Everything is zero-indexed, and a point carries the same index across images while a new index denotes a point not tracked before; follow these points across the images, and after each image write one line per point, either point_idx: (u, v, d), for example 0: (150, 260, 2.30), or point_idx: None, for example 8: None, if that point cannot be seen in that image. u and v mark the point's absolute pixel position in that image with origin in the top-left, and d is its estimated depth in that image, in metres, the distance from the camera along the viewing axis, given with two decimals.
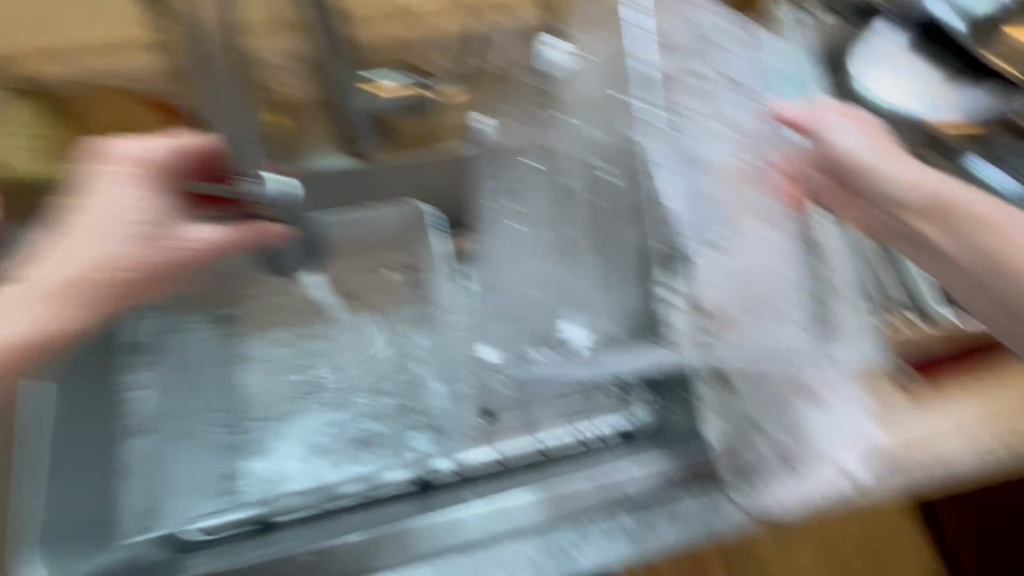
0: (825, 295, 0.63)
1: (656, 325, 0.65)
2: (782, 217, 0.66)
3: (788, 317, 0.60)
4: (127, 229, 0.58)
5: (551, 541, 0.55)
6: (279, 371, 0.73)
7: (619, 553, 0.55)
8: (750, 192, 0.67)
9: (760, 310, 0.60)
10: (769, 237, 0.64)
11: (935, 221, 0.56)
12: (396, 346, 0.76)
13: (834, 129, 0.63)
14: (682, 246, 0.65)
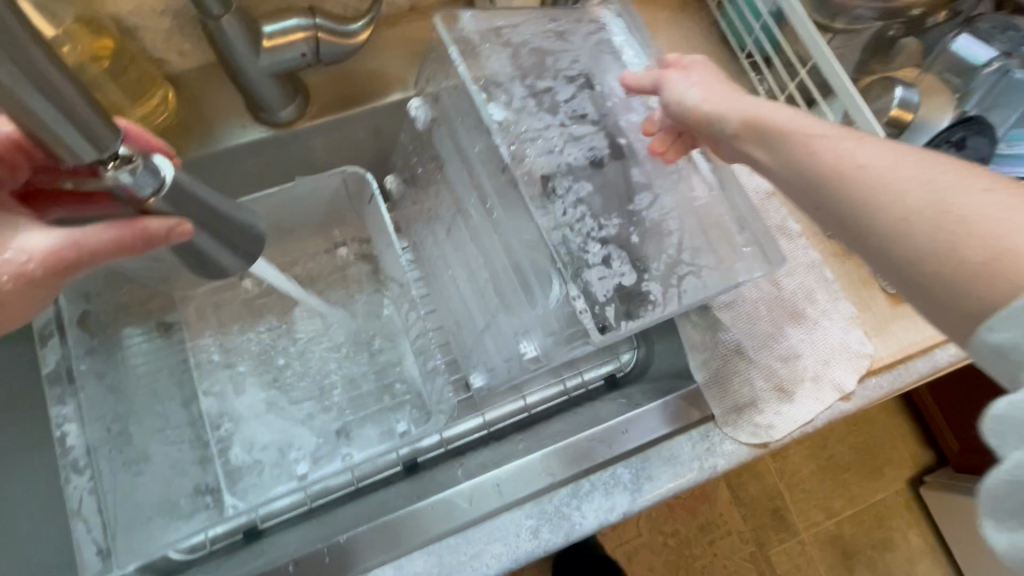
0: (730, 242, 0.49)
1: (549, 340, 0.49)
2: (657, 182, 0.52)
3: (695, 256, 0.49)
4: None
5: (545, 505, 0.50)
6: (241, 372, 0.67)
7: (620, 505, 0.50)
8: (617, 165, 0.52)
9: (658, 271, 0.49)
10: (647, 199, 0.51)
11: (780, 146, 0.38)
12: (358, 332, 0.70)
13: (681, 83, 0.46)
14: (584, 250, 0.49)
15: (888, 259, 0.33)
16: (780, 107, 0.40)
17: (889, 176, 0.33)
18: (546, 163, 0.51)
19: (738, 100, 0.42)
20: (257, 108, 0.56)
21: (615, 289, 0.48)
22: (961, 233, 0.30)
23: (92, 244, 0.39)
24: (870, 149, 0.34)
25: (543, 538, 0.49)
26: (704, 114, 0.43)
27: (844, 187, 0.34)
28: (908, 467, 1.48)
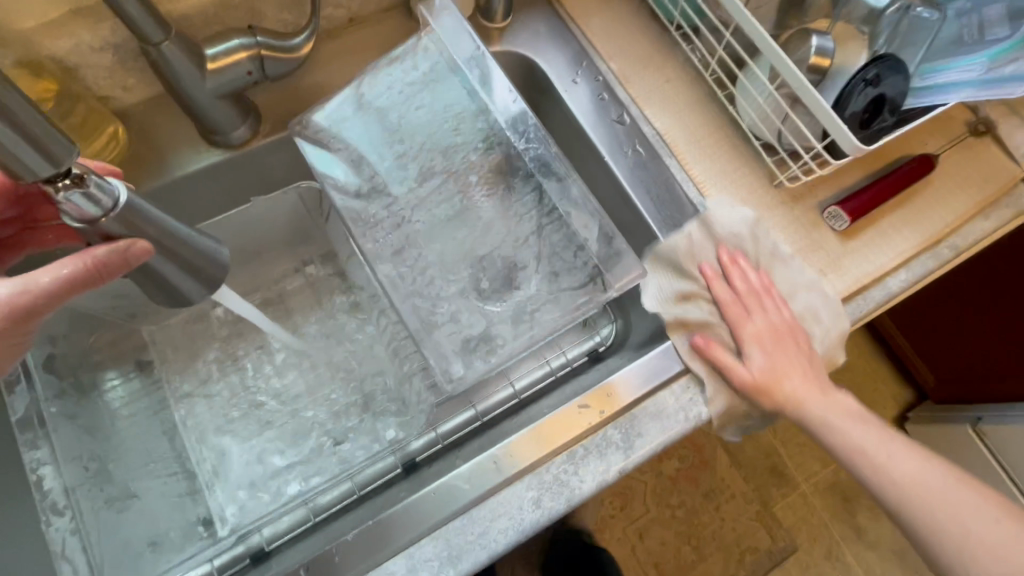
0: (585, 263, 0.57)
1: (438, 366, 0.55)
2: (514, 222, 0.60)
3: (556, 279, 0.58)
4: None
5: (544, 476, 0.51)
6: (226, 402, 0.67)
7: (615, 465, 0.52)
8: (466, 204, 0.61)
9: (515, 304, 0.57)
10: (503, 240, 0.60)
11: (853, 460, 0.53)
12: (339, 346, 0.71)
13: (765, 335, 0.54)
14: (435, 309, 0.57)
15: (931, 538, 0.50)
16: (835, 394, 0.55)
17: (920, 484, 0.51)
18: (396, 237, 0.59)
19: (799, 380, 0.54)
20: (208, 131, 0.56)
21: (462, 340, 0.56)
22: (979, 542, 0.49)
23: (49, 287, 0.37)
24: (899, 454, 0.52)
25: (546, 507, 0.50)
26: (791, 393, 0.53)
27: (896, 488, 0.51)
28: (891, 408, 1.53)
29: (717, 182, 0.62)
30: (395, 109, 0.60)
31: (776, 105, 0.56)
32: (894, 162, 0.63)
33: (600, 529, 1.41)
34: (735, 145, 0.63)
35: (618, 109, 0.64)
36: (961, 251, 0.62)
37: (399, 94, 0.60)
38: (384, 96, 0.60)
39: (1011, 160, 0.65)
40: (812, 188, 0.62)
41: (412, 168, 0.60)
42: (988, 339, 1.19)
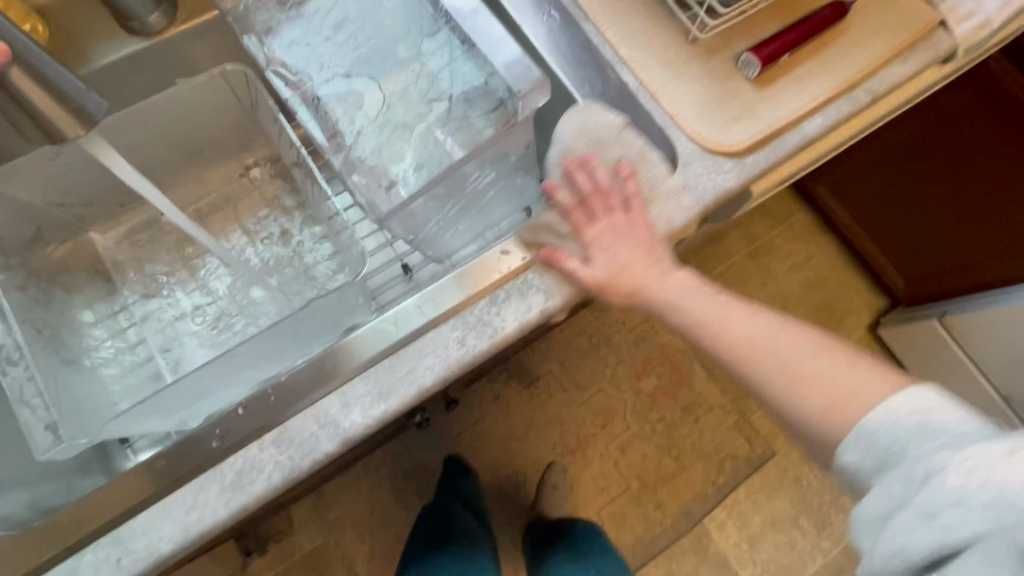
0: (506, 105, 0.54)
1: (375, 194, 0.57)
2: (441, 65, 0.57)
3: (476, 119, 0.56)
4: None
5: (467, 318, 0.54)
6: (180, 301, 0.70)
7: (535, 305, 0.54)
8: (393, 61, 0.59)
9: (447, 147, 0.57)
10: (431, 95, 0.58)
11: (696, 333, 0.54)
12: (285, 244, 0.72)
13: (606, 236, 0.55)
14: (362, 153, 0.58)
15: (769, 392, 0.51)
16: (677, 275, 0.55)
17: (758, 340, 0.52)
18: (332, 108, 0.58)
19: (642, 273, 0.55)
20: (124, 17, 0.58)
21: (386, 179, 0.58)
22: (805, 375, 0.50)
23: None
24: (740, 318, 0.53)
25: (470, 345, 0.53)
26: (638, 278, 0.55)
27: (731, 348, 0.53)
28: (865, 315, 1.55)
29: (632, 42, 0.62)
30: None
31: None
32: (808, 11, 0.64)
33: (582, 447, 1.44)
34: (648, 5, 0.63)
35: None
36: (878, 96, 0.63)
37: None
38: None
39: (928, 5, 0.65)
40: (727, 40, 0.62)
41: (331, 32, 0.59)
42: (959, 231, 1.18)
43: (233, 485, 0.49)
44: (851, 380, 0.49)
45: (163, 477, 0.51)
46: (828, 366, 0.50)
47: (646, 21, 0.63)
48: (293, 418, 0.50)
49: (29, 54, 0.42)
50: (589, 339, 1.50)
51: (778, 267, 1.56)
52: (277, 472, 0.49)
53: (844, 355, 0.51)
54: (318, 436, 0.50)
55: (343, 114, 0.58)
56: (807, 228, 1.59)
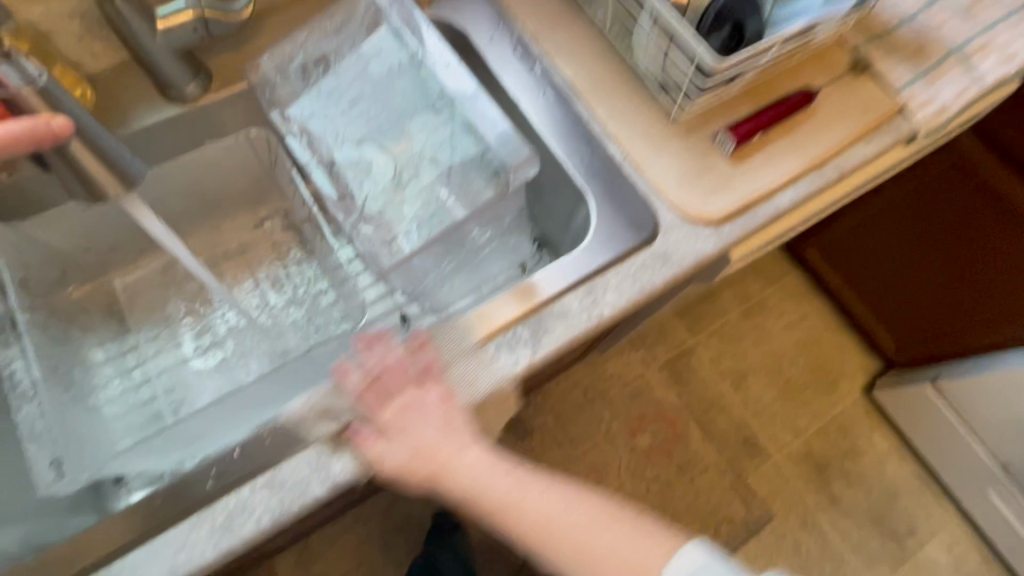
0: (500, 174, 0.60)
1: (376, 249, 0.62)
2: (445, 134, 0.63)
3: (474, 184, 0.61)
4: None
5: (459, 369, 0.57)
6: (185, 342, 0.73)
7: (523, 358, 0.57)
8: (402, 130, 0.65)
9: (446, 208, 0.62)
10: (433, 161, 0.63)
11: (498, 515, 0.53)
12: (290, 292, 0.76)
13: (400, 419, 0.52)
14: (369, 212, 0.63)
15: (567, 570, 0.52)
16: (476, 450, 0.54)
17: (551, 521, 0.53)
18: (344, 171, 0.64)
19: (451, 453, 0.53)
20: (165, 86, 0.65)
21: (390, 235, 0.62)
22: (598, 553, 0.52)
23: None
24: (535, 498, 0.54)
25: (460, 394, 0.55)
26: (438, 462, 0.52)
27: (524, 531, 0.53)
28: (859, 377, 1.56)
29: (619, 118, 0.68)
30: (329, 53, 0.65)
31: (658, 44, 0.64)
32: (780, 95, 0.70)
33: None
34: (634, 86, 0.70)
35: (530, 61, 0.72)
36: (845, 172, 0.68)
37: (337, 33, 0.65)
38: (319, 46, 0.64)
39: (889, 92, 0.72)
40: (705, 120, 0.69)
41: (345, 102, 0.65)
42: (943, 296, 1.22)
43: (223, 527, 0.50)
44: (636, 551, 0.52)
45: (156, 518, 0.52)
46: (616, 538, 0.53)
47: (632, 100, 0.69)
48: (287, 461, 0.52)
49: (86, 124, 0.48)
50: (585, 393, 1.51)
51: (771, 326, 1.59)
52: (266, 515, 0.50)
53: (628, 521, 0.54)
54: (309, 480, 0.52)
55: (354, 177, 0.64)
56: (798, 289, 1.63)
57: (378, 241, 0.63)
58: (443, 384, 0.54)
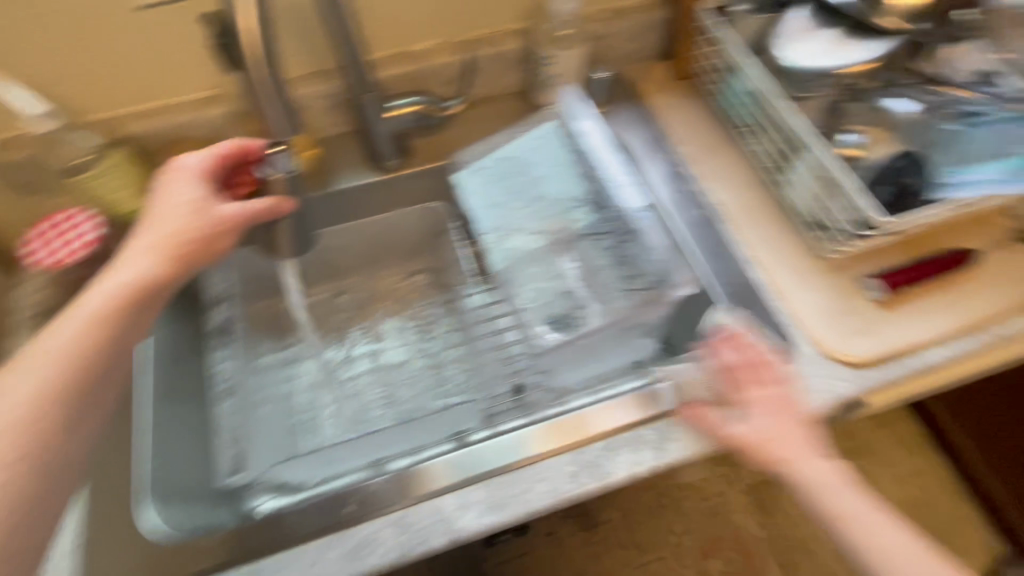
0: (658, 285, 0.66)
1: (534, 325, 0.69)
2: (609, 236, 0.70)
3: (628, 287, 0.67)
4: (200, 210, 0.59)
5: (584, 455, 0.59)
6: (328, 368, 0.79)
7: (646, 461, 0.59)
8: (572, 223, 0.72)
9: (596, 300, 0.68)
10: (590, 259, 0.71)
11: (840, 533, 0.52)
12: (424, 342, 0.82)
13: (757, 403, 0.56)
14: (532, 295, 0.71)
15: None
16: (816, 461, 0.54)
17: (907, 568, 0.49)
18: (511, 252, 0.72)
19: (798, 448, 0.54)
20: (375, 158, 0.78)
21: (547, 314, 0.69)
22: None
23: (229, 211, 0.60)
24: (894, 537, 0.50)
25: (581, 481, 0.58)
26: (781, 456, 0.54)
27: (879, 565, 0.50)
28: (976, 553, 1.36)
29: (764, 247, 0.73)
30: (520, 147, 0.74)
31: (816, 189, 0.68)
32: (934, 251, 0.71)
33: None
34: (783, 219, 0.74)
35: (684, 181, 0.79)
36: (1007, 342, 0.65)
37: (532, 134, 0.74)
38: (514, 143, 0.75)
39: None
40: (853, 262, 0.71)
41: (524, 192, 0.73)
42: None
43: (352, 553, 0.55)
44: None
45: (295, 530, 0.57)
46: None
47: (778, 232, 0.73)
48: (415, 507, 0.57)
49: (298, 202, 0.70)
50: (659, 499, 1.43)
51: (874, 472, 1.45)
52: (391, 552, 0.55)
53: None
54: (433, 529, 0.56)
55: (518, 258, 0.72)
56: (914, 439, 1.46)
57: (530, 321, 0.70)
58: (758, 379, 0.57)
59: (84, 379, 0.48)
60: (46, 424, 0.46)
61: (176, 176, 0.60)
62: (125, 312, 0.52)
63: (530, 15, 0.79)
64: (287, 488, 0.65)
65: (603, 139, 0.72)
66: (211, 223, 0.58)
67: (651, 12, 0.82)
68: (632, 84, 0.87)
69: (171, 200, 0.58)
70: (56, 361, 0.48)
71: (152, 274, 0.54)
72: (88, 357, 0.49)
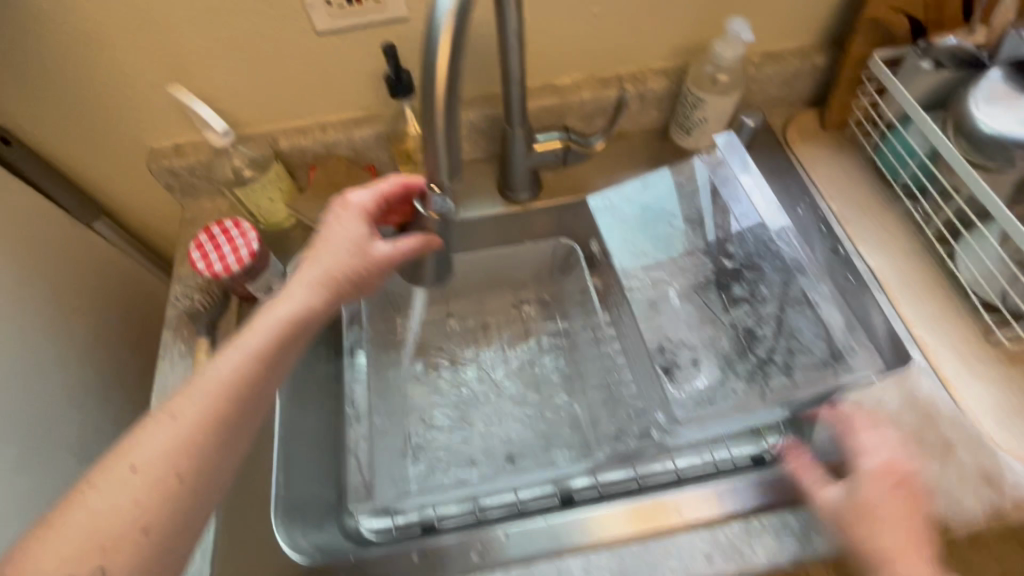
0: (832, 368, 0.53)
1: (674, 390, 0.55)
2: (768, 300, 0.58)
3: (796, 363, 0.54)
4: (356, 249, 0.53)
5: (718, 535, 0.55)
6: (437, 394, 0.78)
7: (789, 549, 0.55)
8: (723, 283, 0.61)
9: (745, 374, 0.56)
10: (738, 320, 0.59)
11: None
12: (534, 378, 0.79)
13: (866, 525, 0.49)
14: (675, 354, 0.58)
15: None
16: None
17: None
18: (647, 307, 0.61)
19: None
20: (507, 188, 0.77)
21: (695, 389, 0.56)
22: None
23: (385, 253, 0.54)
24: None
25: (715, 564, 0.54)
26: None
27: None
28: None
29: (925, 323, 0.66)
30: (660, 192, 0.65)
31: (1003, 267, 0.61)
32: None
33: None
34: (946, 294, 0.68)
35: (833, 241, 0.73)
36: None
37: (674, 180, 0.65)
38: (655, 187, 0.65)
39: None
40: None
41: (665, 242, 0.64)
42: None
43: None
44: None
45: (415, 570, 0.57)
46: None
47: (940, 309, 0.67)
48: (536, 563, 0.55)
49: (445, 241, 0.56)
50: None
51: None
52: None
53: None
54: None
55: (649, 313, 0.61)
56: None
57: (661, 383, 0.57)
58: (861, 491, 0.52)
59: (229, 423, 0.45)
60: (176, 473, 0.42)
61: (340, 211, 0.55)
62: (279, 345, 0.48)
63: (682, 55, 0.76)
64: (387, 513, 0.66)
65: (766, 195, 0.61)
66: (367, 263, 0.53)
67: (807, 58, 0.77)
68: (778, 131, 0.83)
69: (333, 238, 0.53)
70: (204, 401, 0.44)
71: (309, 310, 0.50)
72: (232, 403, 0.45)
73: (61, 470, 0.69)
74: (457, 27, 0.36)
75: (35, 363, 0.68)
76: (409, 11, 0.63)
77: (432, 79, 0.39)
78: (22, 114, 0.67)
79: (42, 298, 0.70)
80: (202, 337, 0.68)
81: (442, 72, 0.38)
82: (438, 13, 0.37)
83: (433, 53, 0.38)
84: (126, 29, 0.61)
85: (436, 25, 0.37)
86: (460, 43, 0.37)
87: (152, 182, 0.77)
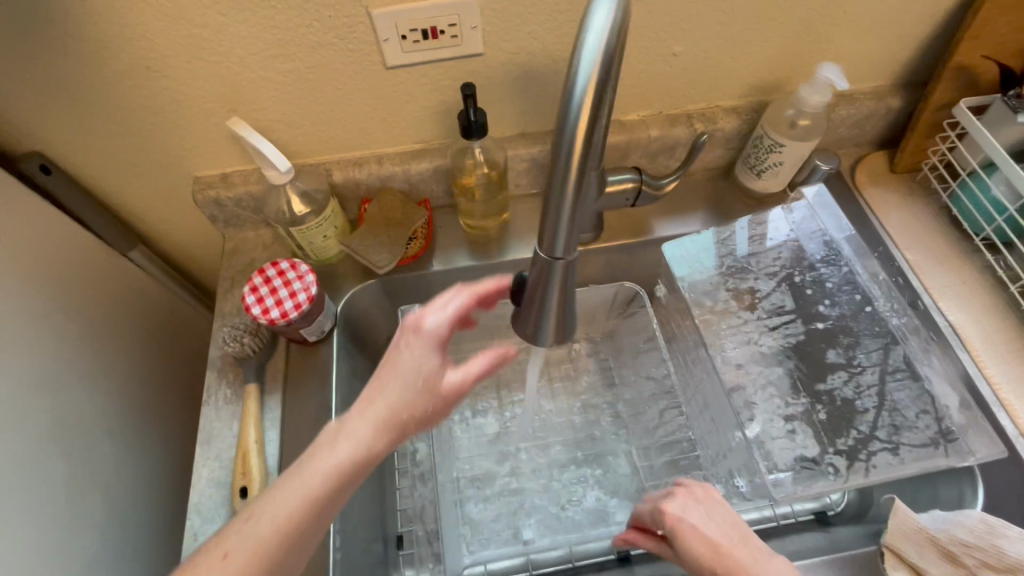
0: (940, 443, 0.56)
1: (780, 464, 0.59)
2: (866, 371, 0.61)
3: (895, 434, 0.58)
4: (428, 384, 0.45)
5: None
6: (486, 437, 0.74)
7: None
8: (817, 348, 0.65)
9: (845, 448, 0.58)
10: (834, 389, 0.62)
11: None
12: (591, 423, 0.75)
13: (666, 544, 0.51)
14: (772, 425, 0.61)
15: None
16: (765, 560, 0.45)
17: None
18: (735, 371, 0.65)
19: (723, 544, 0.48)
20: None
21: (797, 458, 0.59)
22: None
23: (457, 385, 0.46)
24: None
25: None
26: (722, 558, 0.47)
27: None
28: None
29: (1016, 388, 0.63)
30: (751, 247, 0.70)
31: None
32: None
33: None
34: None
35: (912, 294, 0.70)
36: None
37: (762, 237, 0.70)
38: (746, 244, 0.70)
39: None
40: None
41: (757, 302, 0.68)
42: None
43: None
44: None
45: None
46: None
47: None
48: None
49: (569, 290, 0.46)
50: None
51: None
52: None
53: None
54: None
55: (740, 374, 0.65)
56: None
57: (760, 449, 0.60)
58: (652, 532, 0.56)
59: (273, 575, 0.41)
60: None
61: (411, 336, 0.46)
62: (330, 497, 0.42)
63: (755, 94, 0.73)
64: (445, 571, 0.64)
65: (857, 257, 0.67)
66: (434, 401, 0.45)
67: (883, 100, 0.74)
68: (846, 173, 0.80)
69: (399, 368, 0.45)
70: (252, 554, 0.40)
71: (372, 452, 0.43)
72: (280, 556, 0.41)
73: (103, 520, 0.65)
74: (598, 93, 0.34)
75: (76, 412, 0.63)
76: (485, 47, 0.59)
77: (567, 147, 0.36)
78: (62, 144, 0.62)
79: (82, 341, 0.65)
80: (251, 382, 0.65)
81: (578, 140, 0.35)
82: (577, 79, 0.34)
83: (568, 121, 0.35)
84: (182, 63, 0.56)
85: (576, 91, 0.34)
86: (597, 110, 0.35)
87: (193, 211, 0.72)
